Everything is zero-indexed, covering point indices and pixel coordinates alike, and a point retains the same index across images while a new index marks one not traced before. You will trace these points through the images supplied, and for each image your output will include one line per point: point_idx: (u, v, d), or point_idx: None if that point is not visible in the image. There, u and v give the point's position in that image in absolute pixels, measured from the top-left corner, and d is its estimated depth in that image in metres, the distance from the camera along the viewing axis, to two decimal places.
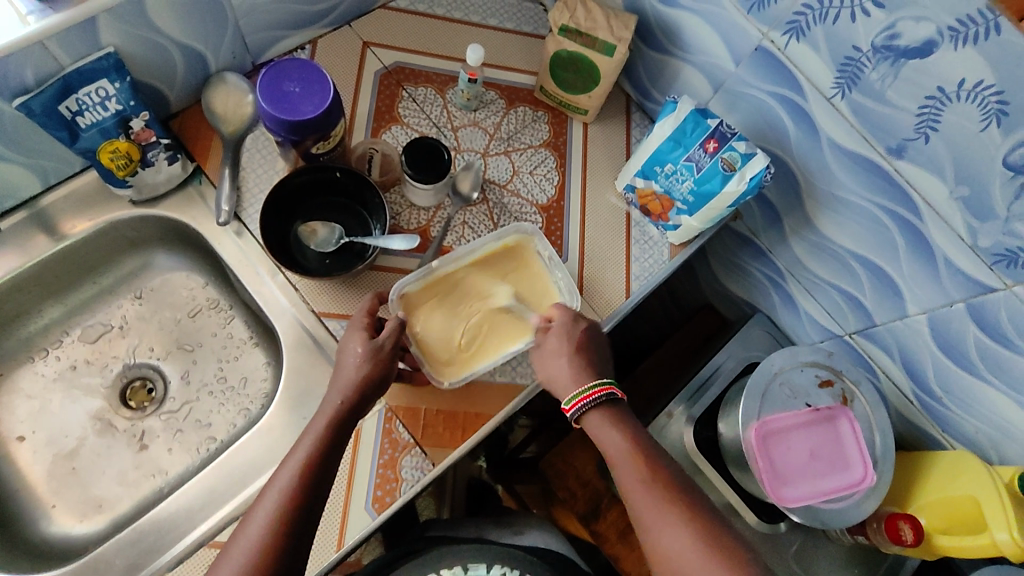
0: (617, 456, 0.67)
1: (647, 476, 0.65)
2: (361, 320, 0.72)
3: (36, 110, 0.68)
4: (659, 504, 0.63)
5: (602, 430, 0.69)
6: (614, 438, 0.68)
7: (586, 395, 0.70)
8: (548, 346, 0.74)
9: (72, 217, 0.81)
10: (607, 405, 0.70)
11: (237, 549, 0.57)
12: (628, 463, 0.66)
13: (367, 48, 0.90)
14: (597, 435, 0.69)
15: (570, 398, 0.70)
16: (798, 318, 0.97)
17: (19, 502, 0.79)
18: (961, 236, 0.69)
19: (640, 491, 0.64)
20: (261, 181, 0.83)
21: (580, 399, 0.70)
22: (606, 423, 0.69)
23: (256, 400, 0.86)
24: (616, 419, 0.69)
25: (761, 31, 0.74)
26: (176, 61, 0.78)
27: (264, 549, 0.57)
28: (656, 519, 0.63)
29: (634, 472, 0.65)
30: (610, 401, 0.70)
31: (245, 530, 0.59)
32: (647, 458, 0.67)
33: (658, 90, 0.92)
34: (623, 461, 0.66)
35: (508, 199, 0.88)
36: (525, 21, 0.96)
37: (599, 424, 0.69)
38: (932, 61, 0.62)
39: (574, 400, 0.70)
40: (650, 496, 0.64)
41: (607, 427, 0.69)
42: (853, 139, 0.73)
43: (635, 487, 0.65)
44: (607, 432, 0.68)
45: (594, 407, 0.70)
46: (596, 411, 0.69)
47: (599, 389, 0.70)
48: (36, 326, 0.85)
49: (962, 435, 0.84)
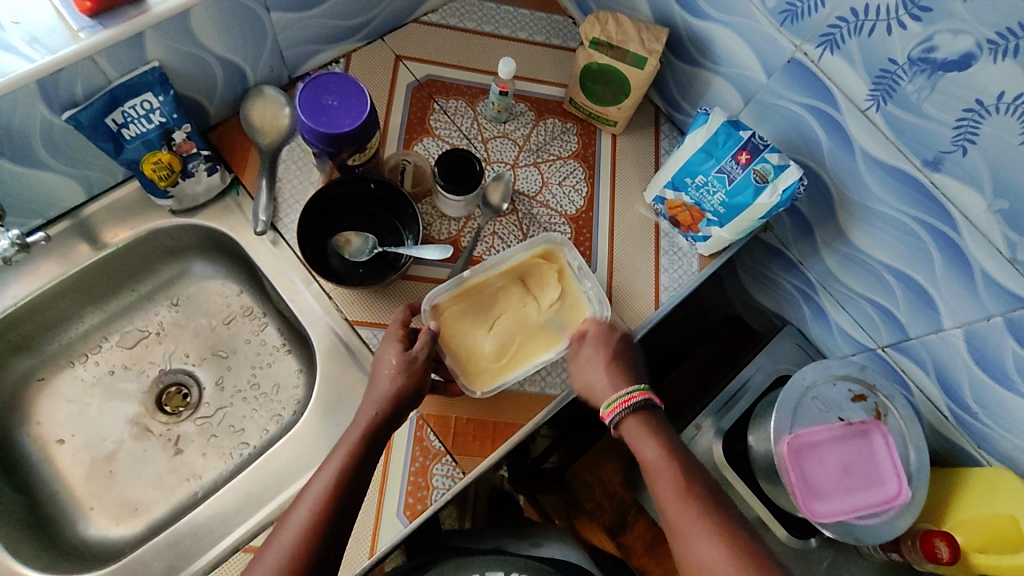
0: (652, 464, 0.67)
1: (683, 490, 0.65)
2: (396, 331, 0.73)
3: (84, 123, 0.71)
4: (692, 518, 0.63)
5: (639, 438, 0.69)
6: (650, 446, 0.68)
7: (625, 400, 0.70)
8: (584, 355, 0.75)
9: (114, 226, 0.83)
10: (645, 411, 0.70)
11: (270, 554, 0.58)
12: (662, 470, 0.66)
13: (400, 62, 0.92)
14: (634, 441, 0.69)
15: (607, 405, 0.71)
16: (829, 331, 0.96)
17: (59, 505, 0.81)
18: (999, 250, 0.69)
19: (673, 500, 0.65)
20: (297, 191, 0.85)
21: (617, 405, 0.70)
22: (642, 430, 0.69)
23: (288, 407, 0.87)
24: (652, 427, 0.69)
25: (794, 44, 0.74)
26: (217, 75, 0.80)
27: (294, 552, 0.58)
28: (687, 530, 0.63)
29: (668, 483, 0.66)
30: (647, 407, 0.70)
31: (279, 534, 0.60)
32: (683, 470, 0.66)
33: (687, 102, 0.93)
34: (657, 469, 0.67)
35: (538, 209, 0.89)
36: (555, 34, 0.97)
37: (636, 433, 0.69)
38: (971, 74, 0.62)
39: (613, 405, 0.70)
40: (687, 511, 0.63)
41: (644, 436, 0.69)
42: (888, 151, 0.72)
43: (668, 497, 0.65)
44: (643, 439, 0.68)
45: (630, 413, 0.70)
46: (632, 418, 0.70)
47: (639, 394, 0.70)
48: (76, 331, 0.88)
49: (999, 452, 0.83)
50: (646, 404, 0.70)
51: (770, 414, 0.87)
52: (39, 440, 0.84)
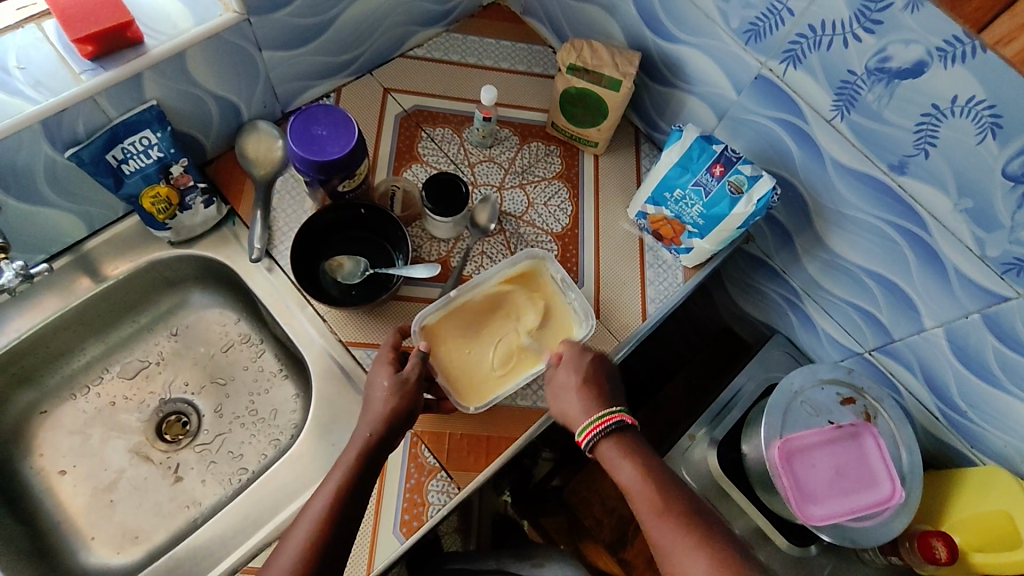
0: (630, 485, 0.68)
1: (658, 505, 0.66)
2: (387, 354, 0.75)
3: (86, 160, 0.74)
4: (670, 532, 0.64)
5: (615, 460, 0.69)
6: (625, 467, 0.69)
7: (599, 423, 0.71)
8: (557, 381, 0.76)
9: (114, 259, 0.86)
10: (617, 434, 0.71)
11: None
12: (640, 491, 0.67)
13: (388, 94, 0.96)
14: (610, 463, 0.70)
15: (582, 430, 0.71)
16: (817, 337, 0.98)
17: (61, 535, 0.82)
18: (970, 248, 0.71)
19: (655, 521, 0.65)
20: (291, 220, 0.88)
21: (591, 429, 0.71)
22: (619, 452, 0.70)
23: (286, 431, 0.88)
24: (627, 447, 0.70)
25: (759, 61, 0.78)
26: (212, 112, 0.84)
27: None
28: (661, 537, 0.64)
29: (647, 500, 0.66)
30: (621, 429, 0.71)
31: (278, 559, 0.61)
32: (658, 484, 0.67)
33: (664, 121, 0.96)
34: (636, 490, 0.67)
35: (524, 228, 0.92)
36: (535, 63, 1.01)
37: (611, 454, 0.70)
38: (924, 81, 0.65)
39: (585, 431, 0.71)
40: (663, 525, 0.64)
41: (620, 458, 0.69)
42: (856, 158, 0.75)
43: (651, 518, 0.65)
44: (619, 462, 0.69)
45: (605, 438, 0.71)
46: (608, 441, 0.71)
47: (611, 418, 0.71)
48: (77, 363, 0.90)
49: (991, 450, 0.83)
50: (626, 428, 0.71)
51: (760, 421, 0.88)
52: (42, 472, 0.85)
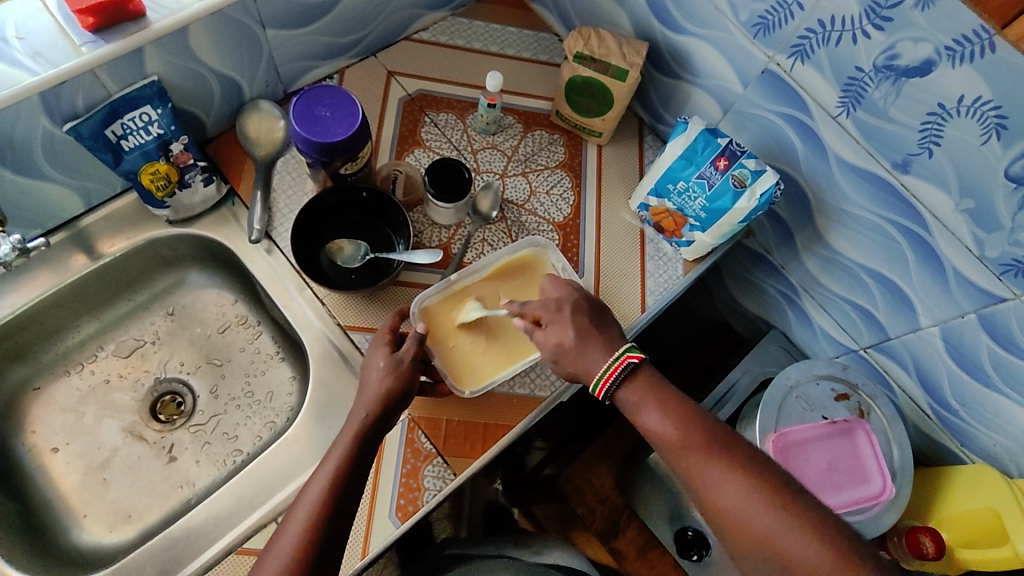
0: (654, 425, 0.65)
1: (688, 437, 0.63)
2: (384, 336, 0.75)
3: (84, 134, 0.73)
4: (703, 463, 0.61)
5: (635, 400, 0.67)
6: (647, 409, 0.66)
7: (614, 367, 0.68)
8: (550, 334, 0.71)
9: (111, 236, 0.85)
10: (634, 374, 0.68)
11: (270, 561, 0.59)
12: (663, 428, 0.64)
13: (391, 77, 0.95)
14: (630, 408, 0.67)
15: (596, 382, 0.68)
16: (813, 334, 0.99)
17: (54, 513, 0.81)
18: (969, 248, 0.71)
19: (688, 456, 0.62)
20: (291, 202, 0.87)
21: (604, 378, 0.68)
22: (639, 392, 0.67)
23: (282, 413, 0.88)
24: (647, 386, 0.67)
25: (767, 55, 0.78)
26: (214, 90, 0.83)
27: (293, 566, 0.58)
28: (695, 466, 0.61)
29: (675, 437, 0.64)
30: (634, 369, 0.68)
31: (275, 549, 0.60)
32: (684, 416, 0.65)
33: (669, 113, 0.96)
34: (662, 429, 0.64)
35: (526, 217, 0.91)
36: (540, 51, 1.00)
37: (631, 396, 0.67)
38: (931, 79, 0.65)
39: (600, 379, 0.68)
40: (697, 457, 0.62)
41: (641, 398, 0.67)
42: (860, 155, 0.76)
43: (683, 454, 0.63)
44: (640, 402, 0.67)
45: (622, 383, 0.68)
46: (626, 383, 0.68)
47: (622, 360, 0.68)
48: (72, 341, 0.89)
49: (980, 449, 0.85)
50: (646, 366, 0.69)
51: (754, 416, 0.89)
52: (34, 449, 0.85)
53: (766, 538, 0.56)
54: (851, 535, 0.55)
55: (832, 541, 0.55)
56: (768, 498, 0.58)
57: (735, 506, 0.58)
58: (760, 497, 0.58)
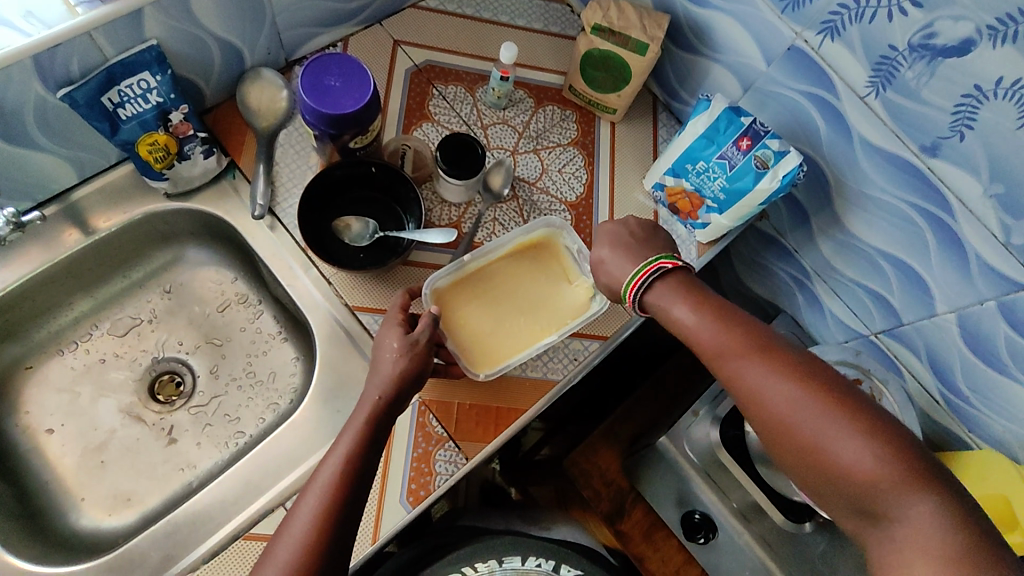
0: (688, 327, 0.64)
1: (726, 337, 0.62)
2: (396, 316, 0.72)
3: (79, 101, 0.69)
4: (744, 361, 0.60)
5: (667, 303, 0.66)
6: (681, 309, 0.65)
7: (644, 272, 0.67)
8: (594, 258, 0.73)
9: (106, 210, 0.81)
10: (667, 277, 0.67)
11: (282, 546, 0.57)
12: (701, 329, 0.63)
13: (398, 47, 0.91)
14: (662, 310, 0.66)
15: (625, 290, 0.68)
16: (824, 319, 0.98)
17: (51, 496, 0.79)
18: (995, 235, 0.70)
19: (726, 354, 0.61)
20: (295, 176, 0.83)
21: (632, 287, 0.67)
22: (672, 293, 0.66)
23: (285, 395, 0.86)
24: (681, 289, 0.66)
25: (795, 31, 0.75)
26: (214, 56, 0.79)
27: (306, 554, 0.57)
28: (736, 365, 0.60)
29: (711, 338, 0.62)
30: (668, 275, 0.67)
31: (286, 531, 0.59)
32: (720, 317, 0.63)
33: (686, 91, 0.93)
34: (698, 328, 0.63)
35: (538, 196, 0.89)
36: (553, 22, 0.97)
37: (662, 299, 0.66)
38: (970, 60, 0.63)
39: (629, 289, 0.68)
40: (736, 355, 0.60)
41: (673, 299, 0.65)
42: (887, 137, 0.74)
43: (720, 353, 0.61)
44: (673, 303, 0.65)
45: (652, 287, 0.67)
46: (658, 286, 0.67)
47: (654, 265, 0.67)
48: (65, 319, 0.85)
49: (990, 436, 0.85)
50: (677, 272, 0.67)
51: None
52: (28, 430, 0.82)
53: (811, 440, 0.55)
54: (910, 446, 0.54)
55: (890, 446, 0.54)
56: (819, 401, 0.56)
57: (783, 409, 0.57)
58: (810, 401, 0.56)
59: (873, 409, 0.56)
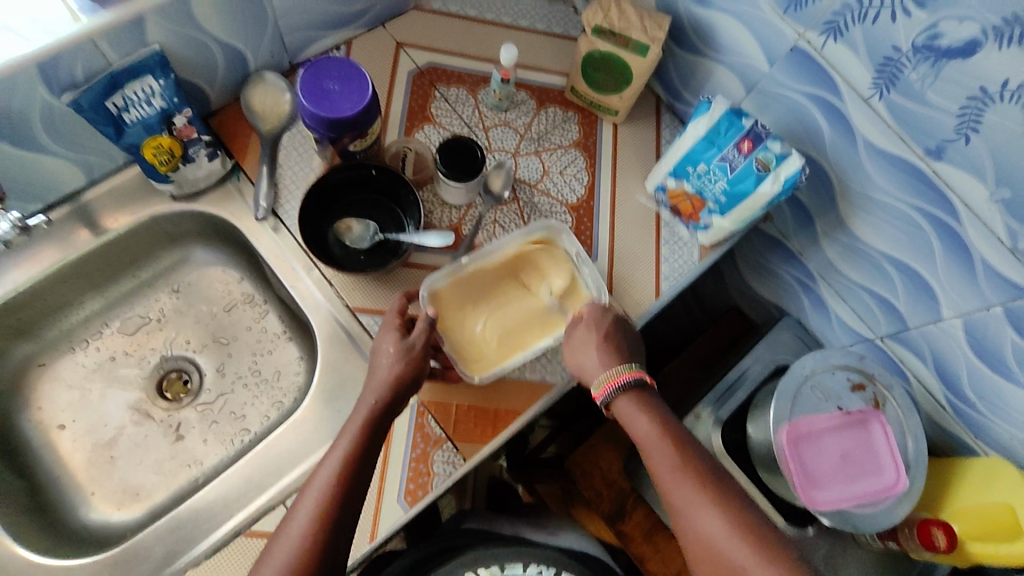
0: (645, 441, 0.66)
1: (675, 462, 0.65)
2: (394, 320, 0.73)
3: (84, 106, 0.70)
4: (688, 489, 0.63)
5: (630, 414, 0.68)
6: (641, 423, 0.67)
7: (616, 379, 0.69)
8: (576, 338, 0.74)
9: (114, 212, 0.83)
10: (635, 390, 0.69)
11: (280, 549, 0.58)
12: (657, 449, 0.65)
13: (401, 49, 0.91)
14: (625, 419, 0.69)
15: (599, 383, 0.70)
16: (829, 322, 0.97)
17: (62, 490, 0.81)
18: (1001, 239, 0.69)
19: (672, 478, 0.64)
20: (298, 178, 0.84)
21: (607, 385, 0.69)
22: (635, 407, 0.68)
23: (289, 393, 0.87)
24: (644, 403, 0.69)
25: (797, 32, 0.74)
26: (218, 60, 0.80)
27: (304, 554, 0.58)
28: (677, 491, 0.63)
29: (663, 457, 0.65)
30: (639, 386, 0.70)
31: (283, 536, 0.59)
32: (676, 441, 0.66)
33: (689, 91, 0.92)
34: (652, 446, 0.66)
35: (539, 198, 0.89)
36: (556, 22, 0.96)
37: (627, 409, 0.69)
38: (975, 62, 0.62)
39: (603, 385, 0.69)
40: (681, 481, 0.63)
41: (635, 413, 0.68)
42: (890, 140, 0.72)
43: (668, 476, 0.64)
44: (634, 416, 0.68)
45: (622, 392, 0.69)
46: (624, 396, 0.69)
47: (628, 373, 0.69)
48: (77, 317, 0.88)
49: (996, 442, 0.83)
50: (640, 385, 0.70)
51: (769, 403, 0.87)
52: (40, 425, 0.84)
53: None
54: None
55: None
56: (746, 539, 0.59)
57: (716, 540, 0.60)
58: (738, 540, 0.59)
59: (790, 551, 0.59)
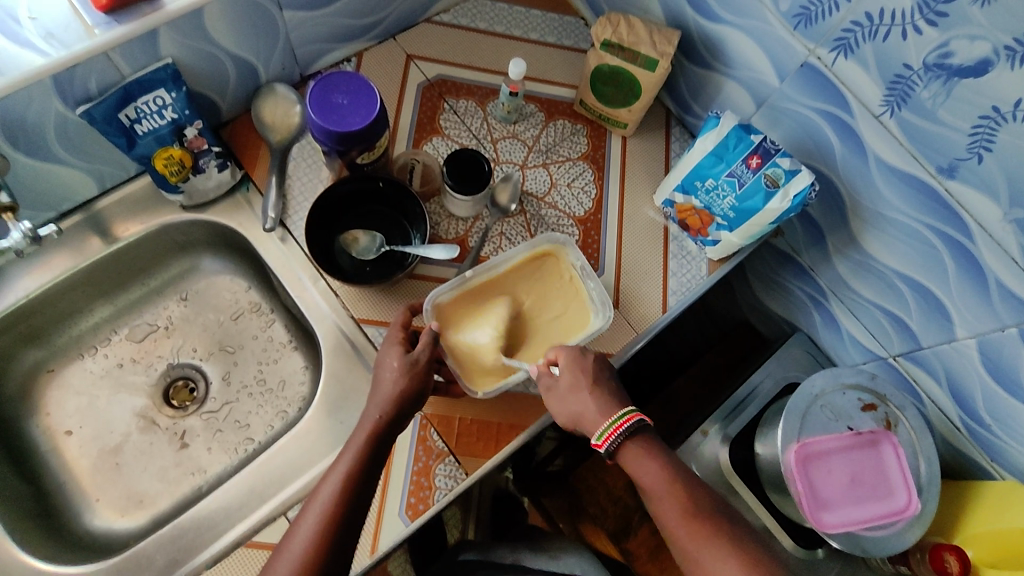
0: (653, 489, 0.66)
1: (686, 509, 0.65)
2: (396, 334, 0.73)
3: (97, 118, 0.71)
4: (701, 539, 0.63)
5: (637, 462, 0.67)
6: (649, 471, 0.67)
7: (617, 426, 0.68)
8: (563, 384, 0.72)
9: (125, 221, 0.84)
10: (638, 433, 0.68)
11: (281, 564, 0.58)
12: (664, 496, 0.65)
13: (411, 62, 0.92)
14: (631, 467, 0.68)
15: (600, 434, 0.68)
16: (840, 339, 0.95)
17: (67, 496, 0.82)
18: (1016, 260, 0.67)
19: (682, 528, 0.64)
20: (306, 189, 0.85)
21: (610, 433, 0.67)
22: (641, 455, 0.68)
23: (294, 403, 0.87)
24: (648, 448, 0.68)
25: (808, 48, 0.74)
26: (229, 73, 0.81)
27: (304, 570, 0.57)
28: (689, 541, 0.63)
29: (671, 506, 0.65)
30: (639, 429, 0.68)
31: (284, 552, 0.59)
32: (683, 486, 0.66)
33: (699, 105, 0.92)
34: (660, 496, 0.66)
35: (546, 210, 0.88)
36: (566, 35, 0.96)
37: (634, 457, 0.68)
38: (988, 80, 0.61)
39: (604, 435, 0.68)
40: (694, 531, 0.63)
41: (642, 460, 0.67)
42: (902, 157, 0.71)
43: (678, 526, 0.64)
44: (641, 463, 0.67)
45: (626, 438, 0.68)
46: (629, 443, 0.68)
47: (629, 418, 0.68)
48: (87, 323, 0.89)
49: (1012, 465, 0.81)
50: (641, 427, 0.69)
51: (777, 421, 0.86)
52: (48, 431, 0.85)
53: None
54: None
55: None
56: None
57: None
58: None
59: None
